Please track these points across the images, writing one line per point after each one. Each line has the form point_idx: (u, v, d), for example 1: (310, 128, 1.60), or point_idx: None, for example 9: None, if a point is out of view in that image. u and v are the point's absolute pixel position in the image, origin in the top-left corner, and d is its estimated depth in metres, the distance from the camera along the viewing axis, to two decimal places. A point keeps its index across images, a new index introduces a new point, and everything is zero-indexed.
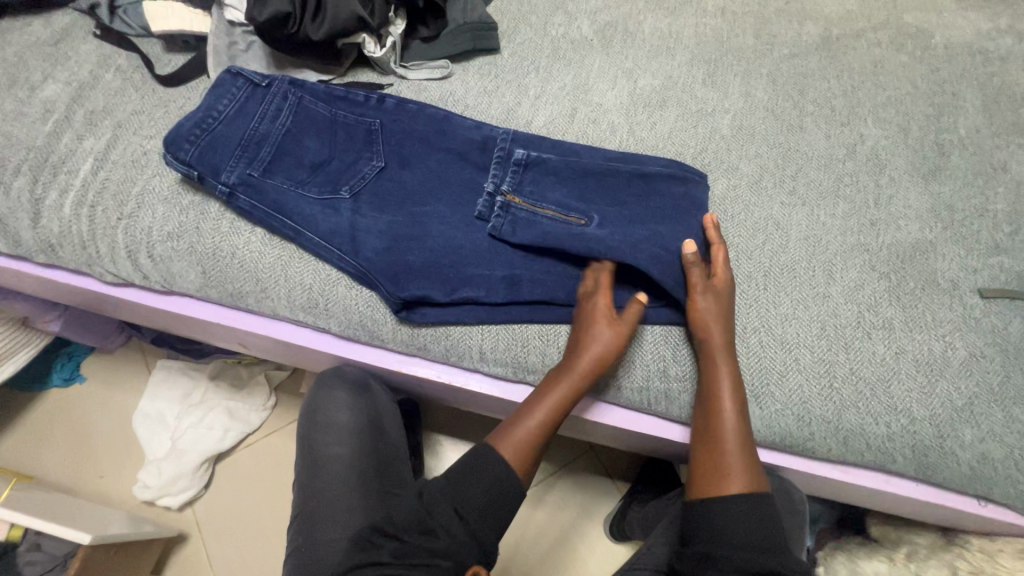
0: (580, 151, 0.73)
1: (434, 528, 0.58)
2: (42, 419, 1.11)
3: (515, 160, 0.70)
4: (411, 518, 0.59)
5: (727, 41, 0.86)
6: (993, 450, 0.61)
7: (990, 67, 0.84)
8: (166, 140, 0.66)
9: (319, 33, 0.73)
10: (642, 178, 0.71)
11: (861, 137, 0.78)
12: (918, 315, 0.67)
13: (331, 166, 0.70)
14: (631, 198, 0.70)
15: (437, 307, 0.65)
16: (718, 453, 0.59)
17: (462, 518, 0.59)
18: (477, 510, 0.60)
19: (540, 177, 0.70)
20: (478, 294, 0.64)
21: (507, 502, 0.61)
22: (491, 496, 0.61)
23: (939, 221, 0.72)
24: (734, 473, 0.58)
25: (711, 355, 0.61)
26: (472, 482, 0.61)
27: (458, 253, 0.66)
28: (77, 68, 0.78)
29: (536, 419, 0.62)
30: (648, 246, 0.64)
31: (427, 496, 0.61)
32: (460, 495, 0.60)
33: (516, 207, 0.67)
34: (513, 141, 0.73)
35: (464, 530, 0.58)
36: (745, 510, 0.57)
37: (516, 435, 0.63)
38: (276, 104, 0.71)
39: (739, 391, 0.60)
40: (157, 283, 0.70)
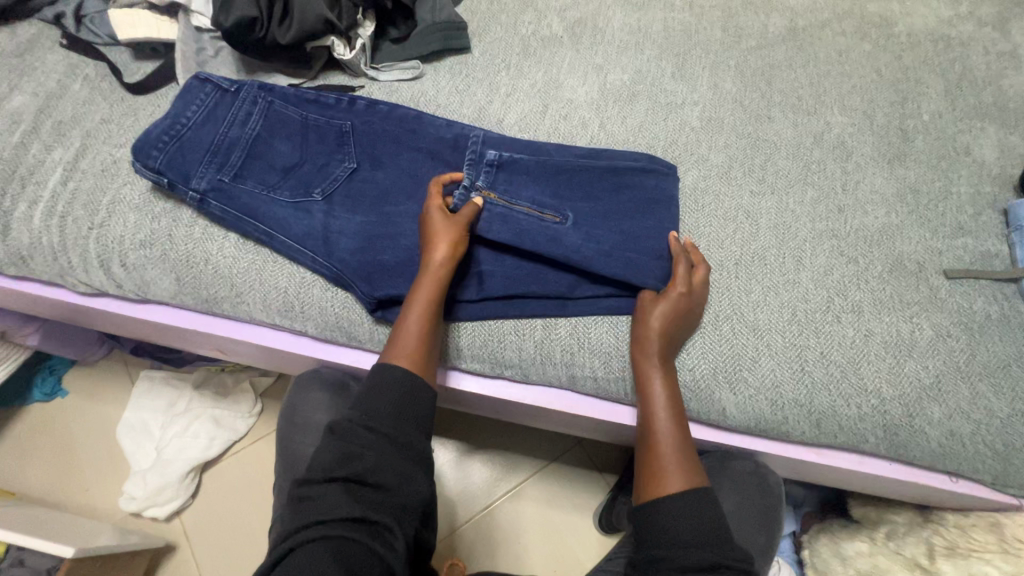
0: (552, 149, 0.74)
1: (358, 453, 0.53)
2: (23, 435, 1.10)
3: (488, 160, 0.71)
4: (332, 455, 0.54)
5: (695, 35, 0.87)
6: (960, 427, 0.62)
7: (952, 53, 0.86)
8: (134, 148, 0.66)
9: (287, 37, 0.73)
10: (613, 174, 0.72)
11: (828, 125, 0.80)
12: (886, 298, 0.68)
13: (303, 168, 0.70)
14: (603, 193, 0.71)
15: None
16: (656, 455, 0.59)
17: (377, 434, 0.55)
18: (391, 417, 0.56)
19: (513, 177, 0.70)
20: None
21: (421, 399, 0.58)
22: (403, 404, 0.57)
23: (905, 205, 0.74)
24: (671, 472, 0.57)
25: (645, 362, 0.62)
26: (376, 397, 0.57)
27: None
28: (44, 78, 0.77)
29: (417, 314, 0.61)
30: (621, 254, 0.66)
31: (340, 430, 0.55)
32: (368, 414, 0.55)
33: (492, 202, 0.67)
34: (485, 142, 0.73)
35: (383, 445, 0.54)
36: (685, 507, 0.54)
37: (408, 332, 0.60)
38: (245, 108, 0.71)
39: (673, 397, 0.61)
40: (132, 292, 0.69)
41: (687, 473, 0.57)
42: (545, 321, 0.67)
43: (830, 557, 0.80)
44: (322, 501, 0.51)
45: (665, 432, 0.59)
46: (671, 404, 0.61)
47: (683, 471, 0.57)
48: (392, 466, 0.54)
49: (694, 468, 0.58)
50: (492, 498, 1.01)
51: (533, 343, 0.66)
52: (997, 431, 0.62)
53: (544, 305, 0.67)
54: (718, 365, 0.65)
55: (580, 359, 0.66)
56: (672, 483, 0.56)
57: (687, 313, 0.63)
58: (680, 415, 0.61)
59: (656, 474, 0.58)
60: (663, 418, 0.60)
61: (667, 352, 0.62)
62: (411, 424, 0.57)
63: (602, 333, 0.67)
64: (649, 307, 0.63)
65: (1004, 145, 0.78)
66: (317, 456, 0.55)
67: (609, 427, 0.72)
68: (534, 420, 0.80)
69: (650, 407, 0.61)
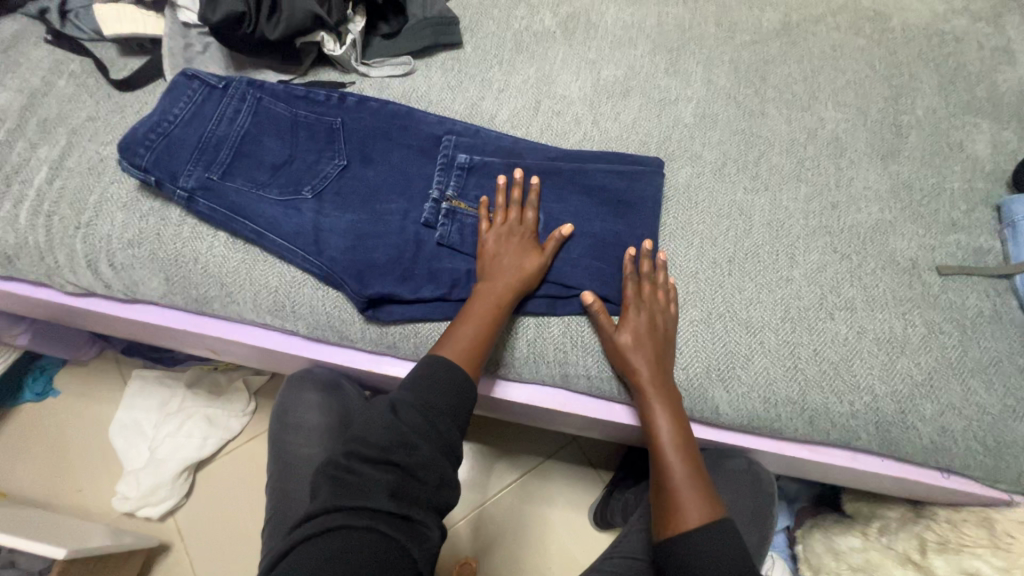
0: (526, 152, 0.72)
1: (413, 444, 0.52)
2: (15, 435, 1.09)
3: (458, 165, 0.70)
4: (391, 437, 0.52)
5: (688, 30, 0.87)
6: (952, 423, 0.62)
7: (946, 48, 0.85)
8: (120, 146, 0.65)
9: (276, 33, 0.72)
10: (585, 176, 0.71)
11: (822, 121, 0.79)
12: (879, 295, 0.68)
13: (292, 166, 0.70)
14: (577, 194, 0.70)
15: (405, 304, 0.65)
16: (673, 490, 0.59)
17: (434, 428, 0.54)
18: (447, 415, 0.56)
19: (485, 181, 0.70)
20: (443, 291, 0.65)
21: (464, 397, 0.57)
22: (455, 403, 0.56)
23: (898, 201, 0.74)
24: (690, 506, 0.57)
25: (644, 394, 0.61)
26: (433, 387, 0.56)
27: (421, 249, 0.66)
28: (28, 75, 0.76)
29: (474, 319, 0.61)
30: (589, 262, 0.66)
31: (403, 412, 0.54)
32: (428, 405, 0.55)
33: (463, 212, 0.68)
34: (457, 145, 0.72)
35: (437, 442, 0.54)
36: (709, 539, 0.55)
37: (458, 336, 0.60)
38: (233, 105, 0.70)
39: (678, 424, 0.61)
40: (120, 292, 0.69)
41: (704, 503, 0.57)
42: (538, 319, 0.67)
43: (823, 552, 0.81)
44: (370, 489, 0.49)
45: (677, 462, 0.60)
46: (677, 435, 0.61)
47: (700, 501, 0.57)
48: (439, 469, 0.53)
49: (711, 497, 0.58)
50: (486, 495, 1.01)
51: (525, 342, 0.66)
52: (988, 428, 0.62)
53: (537, 304, 0.66)
54: (712, 363, 0.65)
55: (573, 357, 0.66)
56: (690, 517, 0.57)
57: (658, 329, 0.63)
58: (689, 444, 0.61)
59: (675, 508, 0.58)
60: (672, 449, 0.61)
61: (658, 377, 0.61)
62: (457, 426, 0.56)
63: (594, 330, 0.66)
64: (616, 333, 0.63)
65: (997, 141, 0.78)
66: (373, 429, 0.53)
67: (604, 425, 0.72)
68: (530, 419, 0.80)
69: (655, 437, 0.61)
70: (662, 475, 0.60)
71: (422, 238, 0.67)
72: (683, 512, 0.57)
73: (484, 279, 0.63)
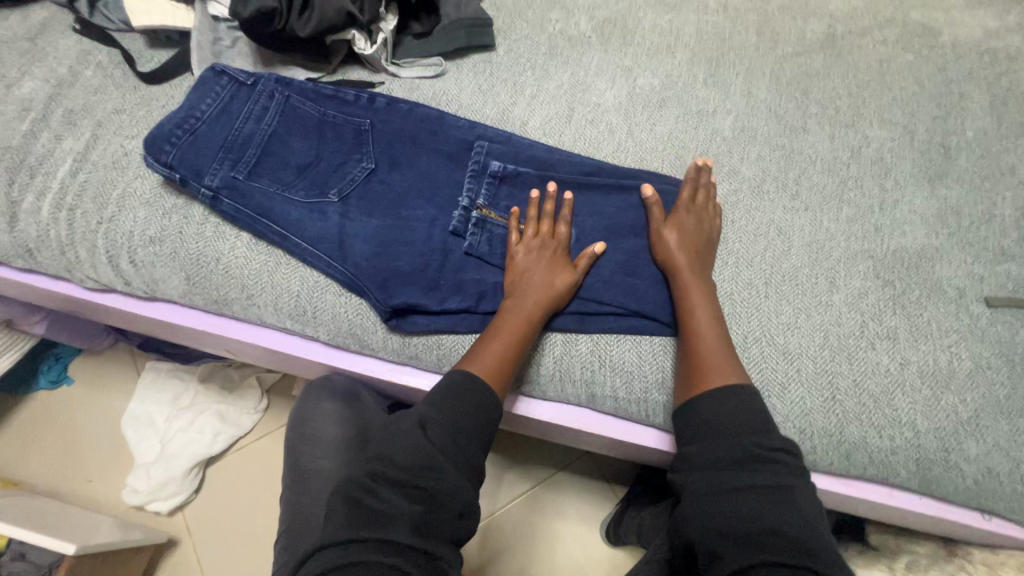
0: (559, 162, 0.70)
1: (442, 469, 0.51)
2: (29, 423, 1.09)
3: (491, 172, 0.68)
4: (420, 461, 0.50)
5: (729, 39, 0.84)
6: (998, 465, 0.59)
7: (999, 67, 0.82)
8: (147, 141, 0.63)
9: (306, 30, 0.70)
10: (619, 190, 0.69)
11: (866, 139, 0.76)
12: (924, 325, 0.65)
13: (319, 167, 0.68)
14: (611, 208, 0.68)
15: (430, 315, 0.63)
16: (700, 358, 0.58)
17: (462, 451, 0.53)
18: (474, 438, 0.54)
19: (516, 191, 0.68)
20: (470, 302, 0.63)
21: (489, 416, 0.55)
22: (483, 424, 0.55)
23: (945, 227, 0.71)
24: (716, 371, 0.57)
25: (681, 274, 0.63)
26: (461, 404, 0.54)
27: (448, 258, 0.65)
28: (55, 64, 0.75)
29: (502, 341, 0.58)
30: (620, 280, 0.65)
31: (432, 429, 0.52)
32: (456, 425, 0.53)
33: (493, 222, 0.66)
34: (489, 151, 0.70)
35: (463, 469, 0.52)
36: (728, 398, 0.55)
37: (484, 354, 0.58)
38: (262, 103, 0.68)
39: (712, 307, 0.61)
40: (140, 290, 0.67)
41: (730, 371, 0.57)
42: (565, 336, 0.65)
43: None
44: (394, 520, 0.47)
45: (707, 336, 0.59)
46: (710, 313, 0.61)
47: (726, 369, 0.57)
48: (464, 497, 0.51)
49: (737, 369, 0.58)
50: (495, 506, 0.99)
51: (552, 358, 0.64)
52: None
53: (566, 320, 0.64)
54: None
55: (601, 377, 0.63)
56: (715, 381, 0.56)
57: (703, 230, 0.66)
58: (720, 322, 0.61)
59: (698, 375, 0.58)
60: (704, 325, 0.60)
61: (698, 266, 0.63)
62: (483, 448, 0.55)
63: (624, 350, 0.64)
64: (660, 227, 0.65)
65: None
66: (400, 447, 0.51)
67: (628, 446, 0.70)
68: (550, 436, 0.77)
69: (687, 310, 0.61)
70: (693, 352, 0.59)
71: (450, 247, 0.65)
72: (707, 376, 0.57)
73: (511, 297, 0.61)
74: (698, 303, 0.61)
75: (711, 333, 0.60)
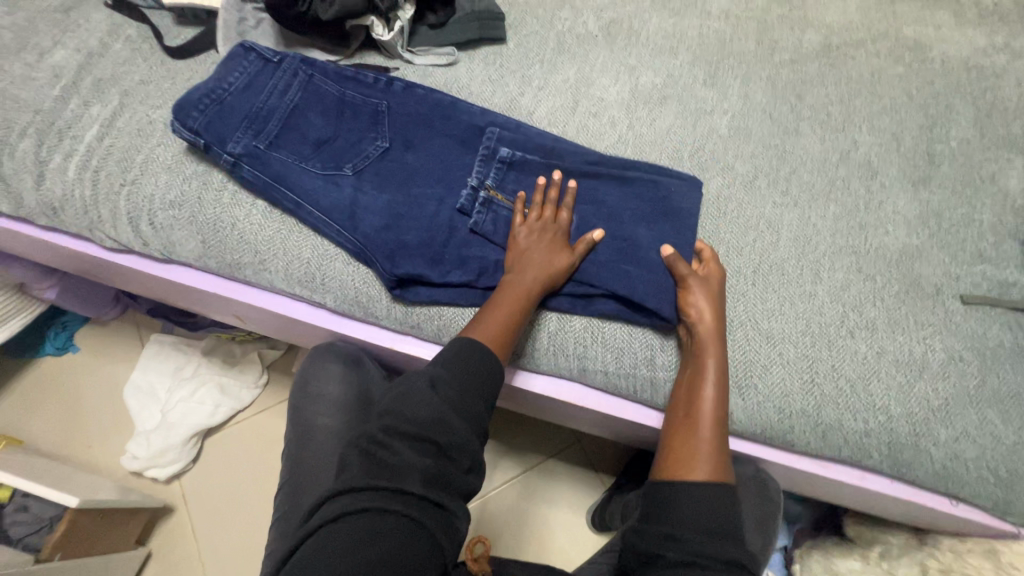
0: (564, 151, 0.73)
1: (451, 425, 0.54)
2: (34, 387, 1.12)
3: (499, 158, 0.72)
4: (432, 416, 0.54)
5: (728, 44, 0.88)
6: (965, 450, 0.63)
7: (984, 82, 0.86)
8: (175, 107, 0.67)
9: (328, 14, 0.74)
10: (621, 182, 0.72)
11: (855, 143, 0.80)
12: (901, 317, 0.68)
13: (335, 143, 0.71)
14: (611, 198, 0.71)
15: (432, 287, 0.66)
16: (692, 441, 0.59)
17: (469, 409, 0.56)
18: (480, 397, 0.57)
19: (523, 177, 0.72)
20: (472, 277, 0.66)
21: (492, 379, 0.58)
22: (487, 383, 0.58)
23: (926, 228, 0.74)
24: (702, 461, 0.58)
25: (701, 347, 0.62)
26: (467, 366, 0.57)
27: (454, 235, 0.68)
28: (86, 36, 0.78)
29: (502, 312, 0.61)
30: (615, 265, 0.66)
31: (441, 388, 0.56)
32: (464, 384, 0.56)
33: (499, 204, 0.69)
34: (500, 138, 0.73)
35: (471, 424, 0.56)
36: (706, 495, 0.55)
37: (484, 324, 0.61)
38: (285, 80, 0.72)
39: (722, 389, 0.61)
40: (157, 252, 0.70)
41: (716, 463, 0.58)
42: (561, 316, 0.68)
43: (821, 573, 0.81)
44: (406, 471, 0.51)
45: (707, 422, 0.60)
46: (719, 394, 0.61)
47: (714, 461, 0.58)
48: (470, 452, 0.55)
49: (724, 462, 0.59)
50: (486, 489, 1.02)
51: (546, 333, 0.67)
52: (1001, 458, 0.62)
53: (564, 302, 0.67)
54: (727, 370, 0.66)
55: (592, 352, 0.67)
56: (701, 471, 0.57)
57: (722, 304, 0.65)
58: (724, 405, 0.61)
59: (685, 460, 0.58)
60: (709, 408, 0.60)
61: (720, 343, 0.62)
62: (486, 406, 0.58)
63: (616, 330, 0.67)
64: (684, 285, 0.65)
65: None
66: (411, 404, 0.55)
67: (617, 422, 0.73)
68: (542, 410, 0.80)
69: (696, 384, 0.61)
70: (689, 435, 0.60)
71: (456, 224, 0.68)
72: (693, 464, 0.58)
73: (513, 272, 0.64)
74: (707, 381, 0.61)
75: (711, 417, 0.60)
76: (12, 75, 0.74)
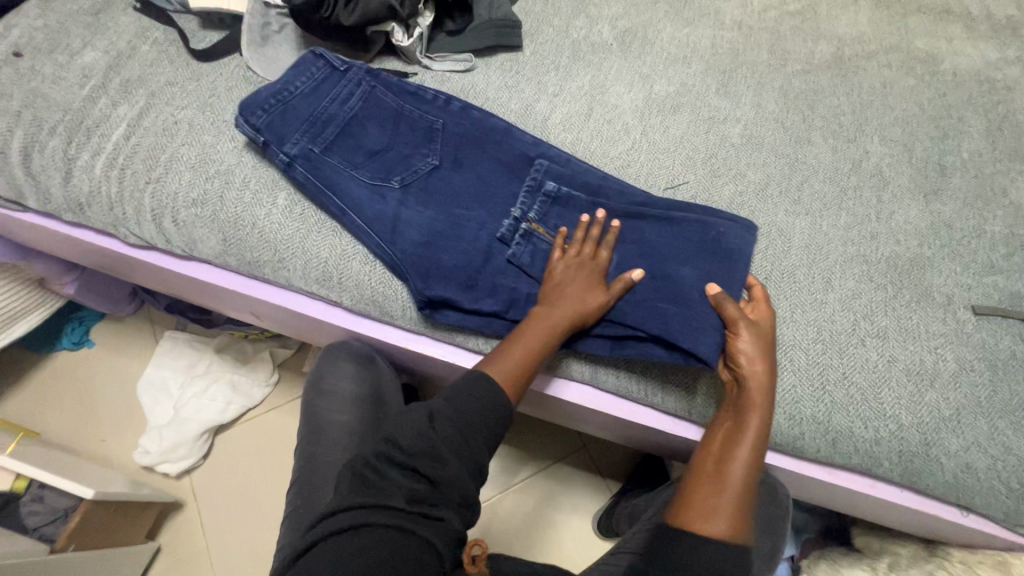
0: (611, 191, 0.71)
1: (443, 460, 0.54)
2: (50, 380, 1.13)
3: (545, 191, 0.71)
4: (423, 447, 0.54)
5: (741, 54, 0.89)
6: (976, 460, 0.63)
7: (996, 95, 0.86)
8: (241, 105, 0.70)
9: (351, 19, 0.76)
10: (668, 223, 0.68)
11: (867, 153, 0.81)
12: (912, 327, 0.69)
13: (388, 155, 0.73)
14: (657, 240, 0.67)
15: (462, 313, 0.67)
16: (717, 496, 0.57)
17: (465, 445, 0.56)
18: (477, 434, 0.57)
19: (568, 213, 0.70)
20: (500, 307, 0.66)
21: (494, 421, 0.58)
22: (487, 421, 0.58)
23: (937, 238, 0.75)
24: (723, 518, 0.56)
25: (748, 402, 0.60)
26: (468, 403, 0.58)
27: (489, 261, 0.68)
28: (115, 38, 0.81)
29: (524, 348, 0.61)
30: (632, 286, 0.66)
31: (438, 422, 0.56)
32: (462, 419, 0.57)
33: (538, 238, 0.68)
34: (548, 171, 0.72)
35: (465, 461, 0.55)
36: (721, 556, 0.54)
37: (506, 359, 0.61)
38: (349, 88, 0.74)
39: (759, 447, 0.59)
40: (178, 249, 0.72)
41: (736, 523, 0.56)
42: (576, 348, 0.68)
43: None
44: (390, 492, 0.52)
45: (736, 478, 0.58)
46: (754, 450, 0.58)
47: (736, 520, 0.56)
48: (462, 488, 0.54)
49: (744, 522, 0.57)
50: (492, 492, 1.02)
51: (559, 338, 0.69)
52: (1012, 469, 0.62)
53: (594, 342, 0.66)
54: None
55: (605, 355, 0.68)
56: (719, 528, 0.56)
57: (772, 354, 0.61)
58: (758, 463, 0.59)
59: (704, 514, 0.57)
60: (742, 463, 0.58)
61: (765, 398, 0.60)
62: (486, 448, 0.58)
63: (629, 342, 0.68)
64: (734, 329, 0.61)
65: None
66: (406, 433, 0.55)
67: (626, 426, 0.74)
68: (551, 412, 0.81)
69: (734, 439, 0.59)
70: (715, 488, 0.58)
71: (494, 251, 0.68)
72: (713, 520, 0.56)
73: (542, 305, 0.63)
74: (746, 437, 0.59)
75: (742, 474, 0.58)
76: (44, 74, 0.77)
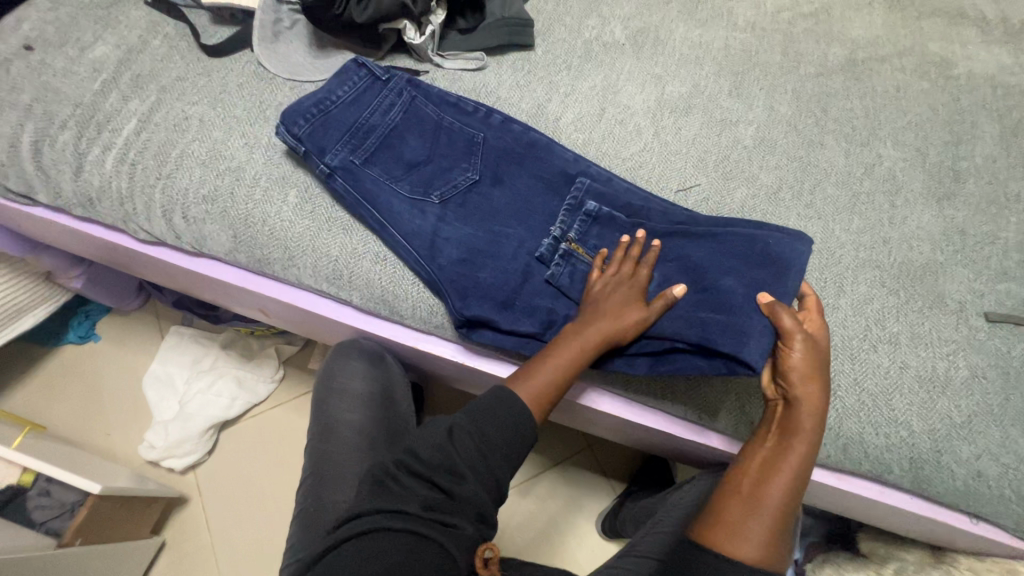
0: (652, 210, 0.70)
1: (461, 475, 0.54)
2: (56, 374, 1.13)
3: (586, 210, 0.70)
4: (442, 460, 0.54)
5: (754, 56, 0.89)
6: (987, 468, 0.62)
7: (1011, 100, 0.86)
8: (284, 114, 0.70)
9: (363, 16, 0.75)
10: (710, 239, 0.65)
11: (880, 157, 0.80)
12: (924, 333, 0.68)
13: (427, 167, 0.73)
14: (697, 254, 0.65)
15: (498, 332, 0.66)
16: (751, 514, 0.53)
17: (485, 463, 0.56)
18: (498, 451, 0.57)
19: (608, 232, 0.69)
20: (538, 330, 0.65)
21: (517, 442, 0.58)
22: (509, 439, 0.57)
23: (950, 244, 0.74)
24: (755, 538, 0.52)
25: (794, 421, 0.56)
26: (490, 420, 0.57)
27: (529, 281, 0.67)
28: (126, 32, 0.80)
29: (553, 365, 0.60)
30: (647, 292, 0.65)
31: (458, 437, 0.56)
32: (483, 436, 0.57)
33: (578, 259, 0.68)
34: (589, 189, 0.71)
35: (484, 479, 0.55)
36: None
37: (536, 375, 0.60)
38: (390, 99, 0.74)
39: (802, 469, 0.55)
40: (188, 246, 0.72)
41: (768, 545, 0.52)
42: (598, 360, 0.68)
43: None
44: (407, 499, 0.52)
45: (774, 499, 0.54)
46: (797, 472, 0.55)
47: (769, 542, 0.52)
48: (479, 504, 0.54)
49: (776, 546, 0.53)
50: None
51: None
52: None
53: (631, 360, 0.64)
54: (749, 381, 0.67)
55: None
56: (750, 549, 0.52)
57: (824, 372, 0.57)
58: (799, 485, 0.55)
59: (734, 532, 0.53)
60: (782, 484, 0.54)
61: (813, 418, 0.56)
62: (508, 467, 0.57)
63: None
64: (788, 341, 0.56)
65: None
66: (426, 445, 0.56)
67: (638, 430, 0.73)
68: (558, 412, 0.80)
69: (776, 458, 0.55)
70: (749, 506, 0.54)
71: (533, 270, 0.68)
72: (743, 539, 0.52)
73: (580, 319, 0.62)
74: (788, 457, 0.55)
75: (781, 494, 0.54)
76: (55, 68, 0.77)
